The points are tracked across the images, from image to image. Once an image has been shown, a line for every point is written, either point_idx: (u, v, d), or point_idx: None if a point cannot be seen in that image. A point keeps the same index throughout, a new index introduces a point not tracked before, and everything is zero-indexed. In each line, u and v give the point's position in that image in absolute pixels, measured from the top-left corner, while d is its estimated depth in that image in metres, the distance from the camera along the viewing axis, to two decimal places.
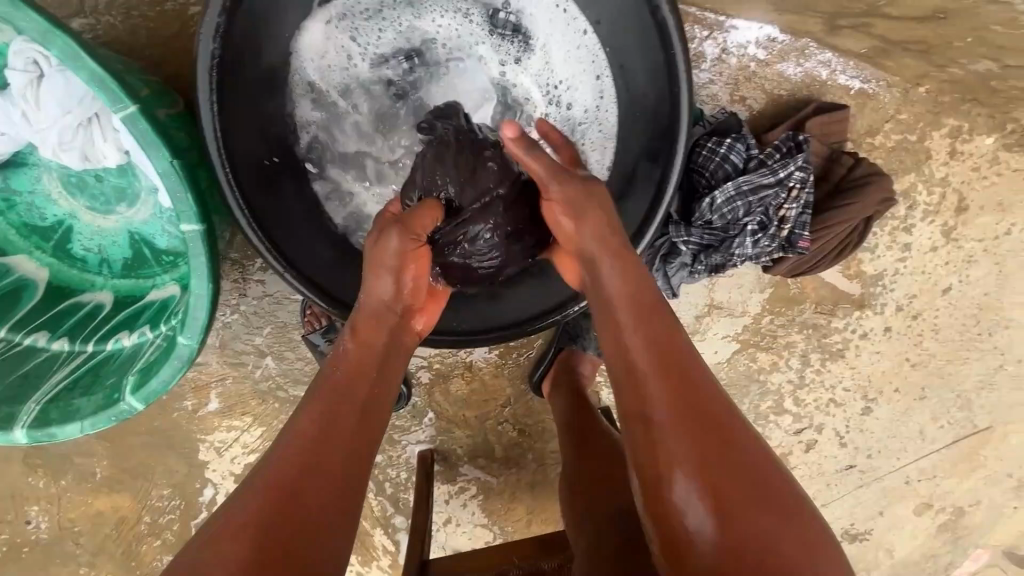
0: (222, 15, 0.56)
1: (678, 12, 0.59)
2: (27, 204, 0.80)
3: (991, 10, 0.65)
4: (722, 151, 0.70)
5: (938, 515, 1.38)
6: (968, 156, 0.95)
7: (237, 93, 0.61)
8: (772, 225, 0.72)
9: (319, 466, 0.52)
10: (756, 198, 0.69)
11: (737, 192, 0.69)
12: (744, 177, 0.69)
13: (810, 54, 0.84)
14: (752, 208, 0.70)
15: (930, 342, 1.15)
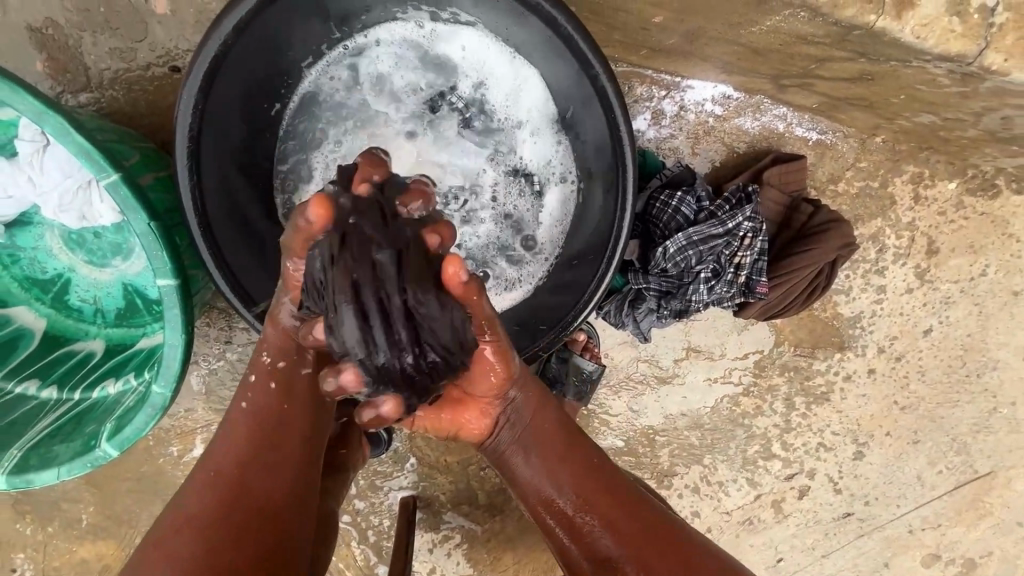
0: (199, 92, 0.62)
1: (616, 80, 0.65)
2: (30, 258, 0.85)
3: (911, 74, 0.69)
4: (673, 203, 0.74)
5: (948, 567, 1.32)
6: (931, 202, 0.98)
7: (214, 161, 0.66)
8: (726, 272, 0.75)
9: (260, 456, 0.57)
10: (706, 248, 0.72)
11: (688, 242, 0.72)
12: (695, 228, 0.72)
13: (765, 109, 0.88)
14: (703, 256, 0.73)
15: (917, 384, 1.13)
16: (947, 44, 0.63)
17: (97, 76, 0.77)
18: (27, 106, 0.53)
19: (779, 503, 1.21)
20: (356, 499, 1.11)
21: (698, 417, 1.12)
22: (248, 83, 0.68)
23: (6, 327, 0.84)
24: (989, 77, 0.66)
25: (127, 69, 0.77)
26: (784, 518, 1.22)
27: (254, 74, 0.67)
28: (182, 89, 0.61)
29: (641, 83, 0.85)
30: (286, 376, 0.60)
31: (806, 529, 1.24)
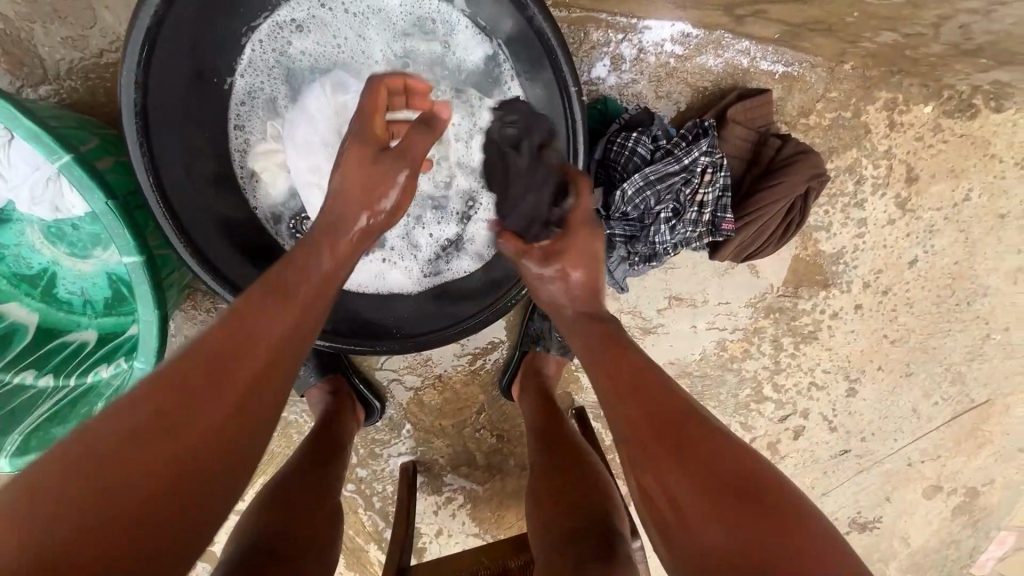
0: (139, 68, 0.62)
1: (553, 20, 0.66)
2: (15, 255, 0.88)
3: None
4: (629, 145, 0.75)
5: (950, 497, 1.33)
6: (907, 128, 0.96)
7: (164, 136, 0.67)
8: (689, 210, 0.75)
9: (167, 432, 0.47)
10: (664, 186, 0.73)
11: (646, 183, 0.73)
12: (651, 167, 0.73)
13: (726, 45, 0.87)
14: (662, 195, 0.73)
15: (906, 316, 1.13)
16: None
17: (54, 67, 0.78)
18: None
19: (775, 445, 1.22)
20: (358, 467, 1.15)
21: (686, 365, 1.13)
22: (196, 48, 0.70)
23: None
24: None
25: (82, 58, 0.78)
26: (781, 459, 1.24)
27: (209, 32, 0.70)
28: (120, 65, 0.61)
29: (597, 28, 0.84)
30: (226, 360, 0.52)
31: (804, 469, 1.26)
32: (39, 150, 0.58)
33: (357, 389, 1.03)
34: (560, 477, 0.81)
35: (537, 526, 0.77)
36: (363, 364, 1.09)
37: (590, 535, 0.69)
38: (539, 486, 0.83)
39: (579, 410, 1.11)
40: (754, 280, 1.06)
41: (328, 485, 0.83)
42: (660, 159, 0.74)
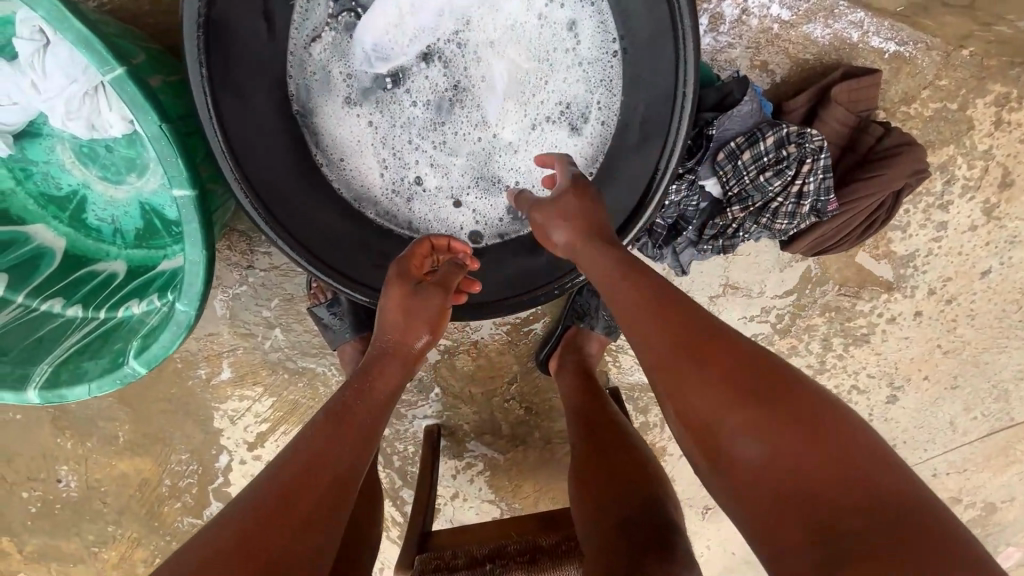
0: None
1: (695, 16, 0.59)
2: (43, 173, 0.82)
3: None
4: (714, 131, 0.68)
5: (968, 510, 1.32)
6: (1015, 128, 0.87)
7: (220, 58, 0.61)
8: (783, 202, 0.69)
9: (285, 513, 0.54)
10: (751, 181, 0.68)
11: (729, 176, 0.69)
12: (736, 161, 0.68)
13: (839, 15, 0.78)
14: (747, 189, 0.69)
15: (965, 328, 1.08)
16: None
17: None
18: None
19: None
20: None
21: None
22: None
23: (26, 244, 0.82)
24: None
25: None
26: None
27: None
28: None
29: None
30: (333, 445, 0.61)
31: None
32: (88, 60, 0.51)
33: None
34: (596, 467, 0.79)
35: (578, 506, 0.77)
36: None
37: (638, 523, 0.67)
38: (580, 467, 0.81)
39: (613, 391, 1.07)
40: (815, 276, 1.01)
41: None
42: (746, 147, 0.67)
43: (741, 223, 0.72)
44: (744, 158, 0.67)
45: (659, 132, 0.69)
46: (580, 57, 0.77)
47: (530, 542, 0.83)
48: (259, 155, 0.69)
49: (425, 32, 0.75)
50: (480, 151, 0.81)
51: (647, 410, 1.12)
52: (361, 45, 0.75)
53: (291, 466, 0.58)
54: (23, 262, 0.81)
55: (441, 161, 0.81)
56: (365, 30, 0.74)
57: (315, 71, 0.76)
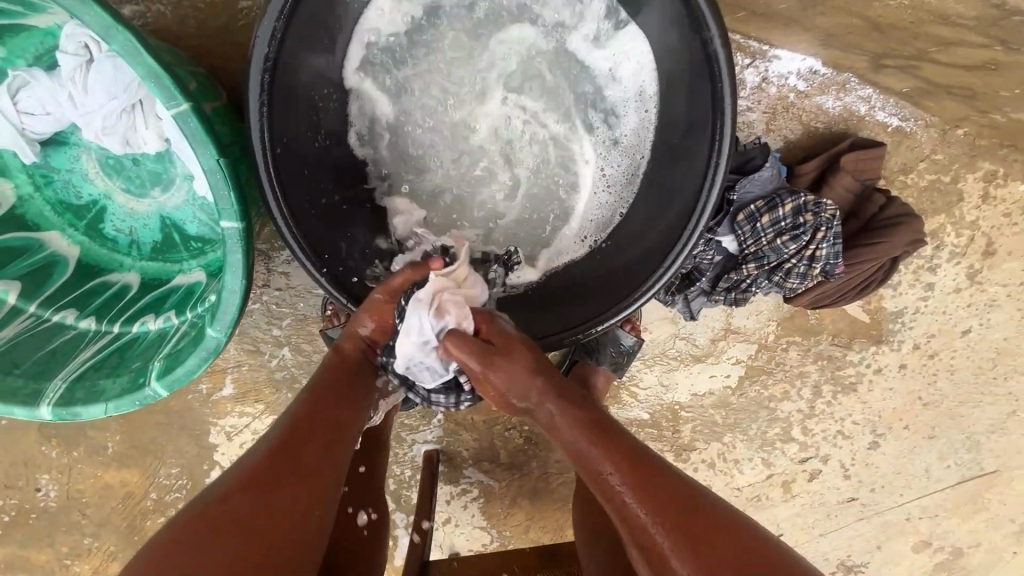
0: (279, 20, 0.58)
1: (729, 49, 0.59)
2: (64, 181, 0.81)
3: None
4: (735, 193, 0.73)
5: (935, 553, 1.40)
6: (999, 202, 0.94)
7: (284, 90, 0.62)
8: (797, 264, 0.73)
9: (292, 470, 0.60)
10: (766, 243, 0.72)
11: (746, 237, 0.73)
12: (754, 223, 0.72)
13: (850, 89, 0.83)
14: (763, 250, 0.73)
15: (944, 383, 1.14)
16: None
17: None
18: (93, 17, 0.48)
19: (789, 483, 1.25)
20: None
21: (725, 397, 1.13)
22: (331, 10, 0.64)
23: (39, 252, 0.81)
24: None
25: None
26: (790, 497, 1.27)
27: None
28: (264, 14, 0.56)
29: None
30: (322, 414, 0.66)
31: (809, 509, 1.30)
32: (152, 91, 0.53)
33: None
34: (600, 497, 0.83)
35: (579, 530, 0.83)
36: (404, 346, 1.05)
37: None
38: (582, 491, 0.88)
39: None
40: (811, 327, 1.06)
41: None
42: (765, 211, 0.71)
43: (754, 279, 0.77)
44: (763, 221, 0.71)
45: (685, 181, 0.69)
46: (606, 141, 0.77)
47: None
48: (302, 177, 0.68)
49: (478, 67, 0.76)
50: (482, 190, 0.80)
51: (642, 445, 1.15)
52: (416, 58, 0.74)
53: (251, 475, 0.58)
54: (35, 271, 0.79)
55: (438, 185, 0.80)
56: (428, 44, 0.74)
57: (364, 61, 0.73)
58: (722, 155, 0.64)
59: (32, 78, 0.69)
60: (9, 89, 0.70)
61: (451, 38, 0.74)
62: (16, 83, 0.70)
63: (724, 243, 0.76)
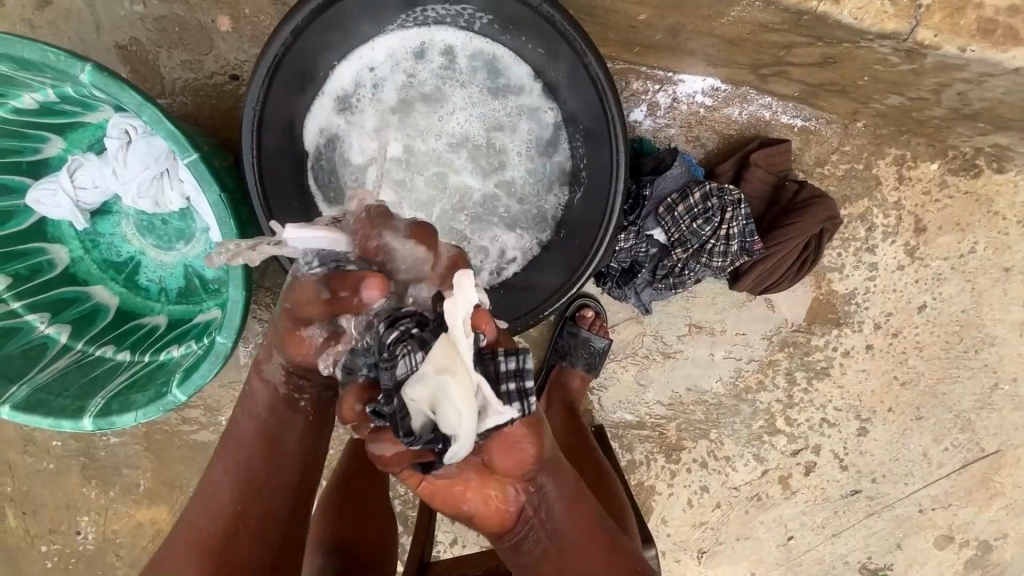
0: (261, 84, 0.69)
1: (607, 69, 0.72)
2: (108, 243, 0.98)
3: (863, 54, 0.74)
4: (653, 190, 0.86)
5: (962, 549, 1.35)
6: (915, 182, 1.05)
7: (267, 141, 0.74)
8: (718, 243, 0.85)
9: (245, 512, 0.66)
10: (686, 228, 0.84)
11: (669, 225, 0.85)
12: (673, 212, 0.84)
13: (751, 100, 0.98)
14: (685, 235, 0.85)
15: (915, 360, 1.18)
16: (883, 24, 0.68)
17: (170, 85, 0.91)
18: (129, 98, 0.65)
19: (787, 479, 1.27)
20: None
21: (703, 393, 1.19)
22: (301, 65, 0.74)
23: (86, 302, 0.97)
24: (927, 53, 0.71)
25: (194, 78, 0.91)
26: (791, 493, 1.28)
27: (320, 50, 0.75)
28: (248, 81, 0.68)
29: (637, 78, 0.95)
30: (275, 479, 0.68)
31: (814, 506, 1.30)
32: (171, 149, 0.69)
33: None
34: None
35: None
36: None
37: None
38: None
39: (598, 427, 1.16)
40: (769, 316, 1.13)
41: (377, 490, 0.95)
42: (679, 200, 0.84)
43: (685, 263, 0.88)
44: (679, 209, 0.84)
45: (600, 178, 0.80)
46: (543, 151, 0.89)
47: None
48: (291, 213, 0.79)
49: (421, 111, 0.88)
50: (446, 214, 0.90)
51: (631, 448, 1.20)
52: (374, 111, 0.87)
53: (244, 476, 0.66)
54: (82, 316, 0.95)
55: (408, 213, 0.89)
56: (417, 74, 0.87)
57: (326, 118, 0.85)
58: (622, 153, 0.75)
59: (85, 163, 0.89)
60: (68, 171, 0.89)
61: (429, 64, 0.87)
62: (74, 166, 0.89)
63: (654, 235, 0.88)
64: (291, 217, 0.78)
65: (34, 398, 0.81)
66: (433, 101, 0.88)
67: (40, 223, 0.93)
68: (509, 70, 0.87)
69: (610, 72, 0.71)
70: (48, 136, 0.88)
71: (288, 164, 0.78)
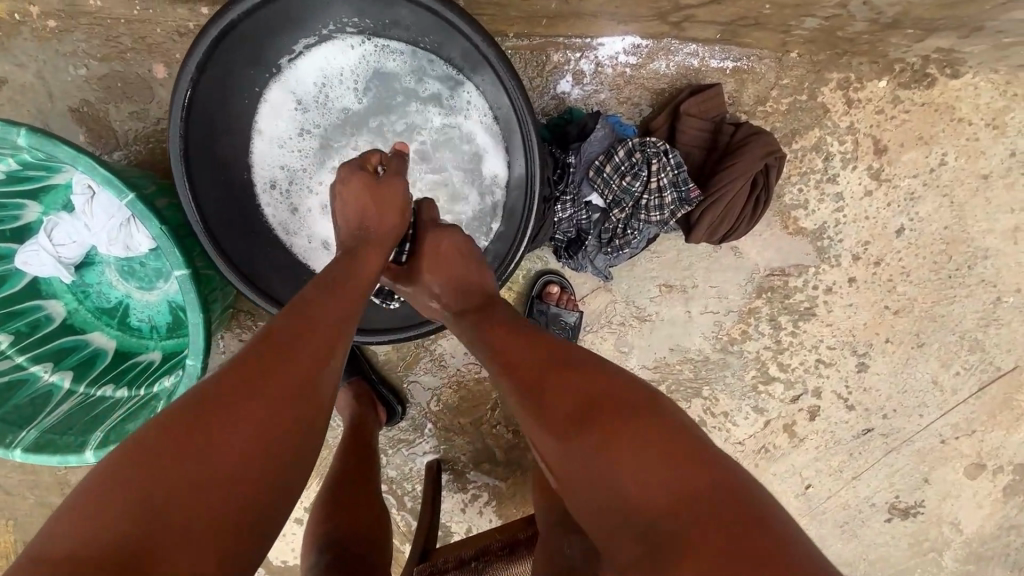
0: (181, 123, 0.73)
1: (497, 46, 0.72)
2: (97, 292, 1.07)
3: None
4: (579, 156, 0.88)
5: (997, 475, 1.29)
6: (866, 103, 1.01)
7: (200, 176, 0.78)
8: (652, 196, 0.86)
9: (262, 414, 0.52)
10: (617, 186, 0.85)
11: (601, 187, 0.86)
12: (602, 172, 0.86)
13: (675, 50, 0.97)
14: (618, 193, 0.86)
15: (904, 286, 1.14)
16: None
17: (122, 137, 0.97)
18: (63, 152, 0.71)
19: (792, 426, 1.25)
20: (388, 469, 1.24)
21: (687, 353, 1.18)
22: (217, 100, 0.78)
23: (86, 348, 1.05)
24: None
25: (143, 127, 0.97)
26: (799, 441, 1.25)
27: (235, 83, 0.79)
28: (167, 123, 0.72)
29: (556, 50, 0.95)
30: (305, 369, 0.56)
31: (826, 450, 1.26)
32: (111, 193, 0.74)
33: (382, 394, 1.15)
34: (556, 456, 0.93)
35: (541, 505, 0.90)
36: (381, 372, 1.19)
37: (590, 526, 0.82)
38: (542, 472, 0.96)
39: None
40: (740, 264, 1.12)
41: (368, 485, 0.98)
42: (605, 160, 0.86)
43: (627, 223, 0.88)
44: (607, 170, 0.85)
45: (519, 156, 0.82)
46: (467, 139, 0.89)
47: (510, 535, 0.93)
48: (239, 239, 0.83)
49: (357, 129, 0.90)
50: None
51: None
52: (314, 136, 0.90)
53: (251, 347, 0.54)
54: (82, 362, 1.03)
55: None
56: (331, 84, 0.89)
57: (271, 155, 0.89)
58: (532, 127, 0.75)
59: (57, 222, 0.97)
60: (46, 231, 0.97)
61: (340, 73, 0.88)
62: (50, 226, 0.97)
63: (591, 201, 0.89)
64: (238, 243, 0.82)
65: (42, 439, 0.89)
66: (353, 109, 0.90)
67: (33, 282, 1.02)
68: (427, 63, 0.87)
69: (502, 53, 0.72)
70: (25, 203, 0.96)
71: (233, 194, 0.84)
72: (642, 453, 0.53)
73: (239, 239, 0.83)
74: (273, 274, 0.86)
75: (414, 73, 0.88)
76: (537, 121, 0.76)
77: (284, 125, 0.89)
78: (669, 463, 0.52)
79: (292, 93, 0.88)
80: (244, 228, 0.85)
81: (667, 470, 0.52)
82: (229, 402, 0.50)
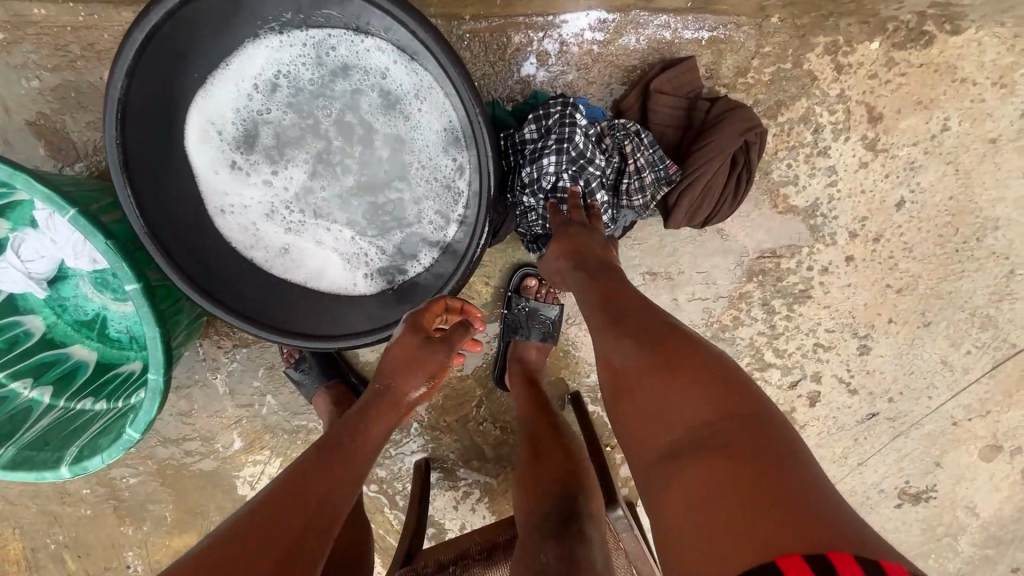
0: (116, 129, 0.70)
1: (432, 27, 0.68)
2: (74, 304, 1.06)
3: None
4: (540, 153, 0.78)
5: (1015, 457, 1.22)
6: (857, 68, 0.94)
7: (142, 184, 0.75)
8: (630, 178, 0.81)
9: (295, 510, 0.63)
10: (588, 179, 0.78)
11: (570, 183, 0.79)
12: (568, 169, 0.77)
13: (644, 23, 0.90)
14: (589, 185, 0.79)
15: (907, 262, 1.07)
16: None
17: (81, 148, 0.96)
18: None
19: (791, 413, 1.19)
20: (377, 469, 1.23)
21: None
22: (155, 103, 0.75)
23: (67, 361, 1.06)
24: None
25: (101, 137, 0.95)
26: (800, 428, 1.20)
27: (173, 87, 0.77)
28: (102, 132, 0.70)
29: (517, 31, 0.90)
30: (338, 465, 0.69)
31: (828, 436, 1.21)
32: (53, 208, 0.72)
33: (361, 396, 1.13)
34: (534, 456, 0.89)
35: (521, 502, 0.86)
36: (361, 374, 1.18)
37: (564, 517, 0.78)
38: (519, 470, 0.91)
39: (572, 394, 1.13)
40: (728, 246, 1.06)
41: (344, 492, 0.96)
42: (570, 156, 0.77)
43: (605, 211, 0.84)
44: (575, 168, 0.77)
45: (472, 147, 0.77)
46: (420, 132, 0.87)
47: (489, 539, 0.90)
48: (192, 247, 0.81)
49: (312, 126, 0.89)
50: (366, 220, 0.91)
51: None
52: (268, 137, 0.88)
53: (298, 474, 0.66)
54: (63, 375, 1.04)
55: (315, 222, 0.91)
56: (279, 83, 0.87)
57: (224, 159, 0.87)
58: (478, 111, 0.71)
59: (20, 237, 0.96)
60: (15, 248, 0.96)
61: (285, 71, 0.86)
62: (17, 242, 0.96)
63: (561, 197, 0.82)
64: (191, 252, 0.80)
65: (19, 455, 0.89)
66: (305, 108, 0.88)
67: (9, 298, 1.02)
68: (371, 55, 0.84)
69: (437, 35, 0.68)
70: None
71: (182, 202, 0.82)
72: (690, 383, 0.57)
73: (194, 247, 0.81)
74: (231, 283, 0.84)
75: (362, 67, 0.85)
76: (480, 105, 0.71)
77: (235, 129, 0.87)
78: (715, 416, 0.54)
79: (239, 94, 0.86)
80: (197, 236, 0.83)
81: (704, 420, 0.55)
82: (312, 501, 0.64)
